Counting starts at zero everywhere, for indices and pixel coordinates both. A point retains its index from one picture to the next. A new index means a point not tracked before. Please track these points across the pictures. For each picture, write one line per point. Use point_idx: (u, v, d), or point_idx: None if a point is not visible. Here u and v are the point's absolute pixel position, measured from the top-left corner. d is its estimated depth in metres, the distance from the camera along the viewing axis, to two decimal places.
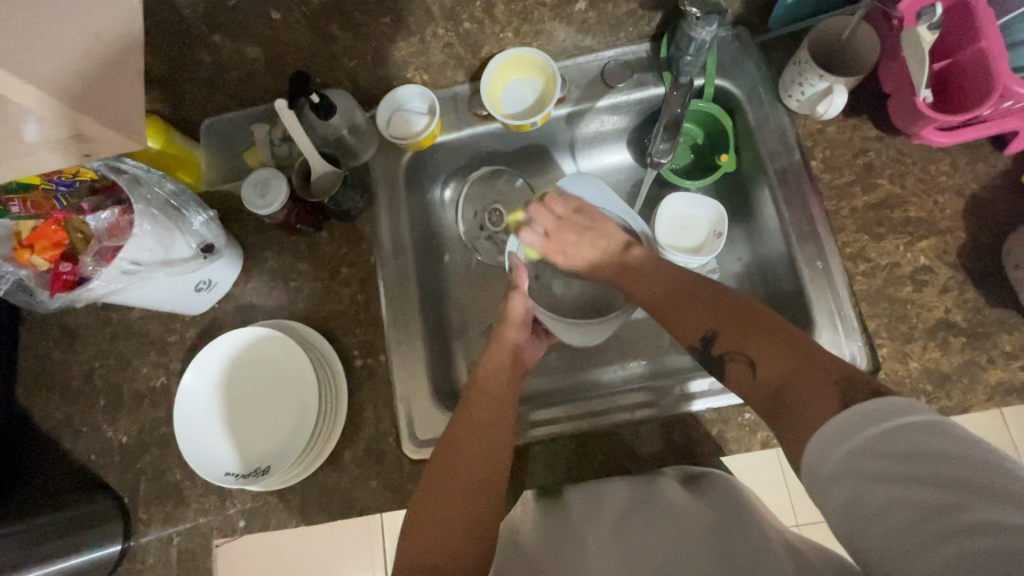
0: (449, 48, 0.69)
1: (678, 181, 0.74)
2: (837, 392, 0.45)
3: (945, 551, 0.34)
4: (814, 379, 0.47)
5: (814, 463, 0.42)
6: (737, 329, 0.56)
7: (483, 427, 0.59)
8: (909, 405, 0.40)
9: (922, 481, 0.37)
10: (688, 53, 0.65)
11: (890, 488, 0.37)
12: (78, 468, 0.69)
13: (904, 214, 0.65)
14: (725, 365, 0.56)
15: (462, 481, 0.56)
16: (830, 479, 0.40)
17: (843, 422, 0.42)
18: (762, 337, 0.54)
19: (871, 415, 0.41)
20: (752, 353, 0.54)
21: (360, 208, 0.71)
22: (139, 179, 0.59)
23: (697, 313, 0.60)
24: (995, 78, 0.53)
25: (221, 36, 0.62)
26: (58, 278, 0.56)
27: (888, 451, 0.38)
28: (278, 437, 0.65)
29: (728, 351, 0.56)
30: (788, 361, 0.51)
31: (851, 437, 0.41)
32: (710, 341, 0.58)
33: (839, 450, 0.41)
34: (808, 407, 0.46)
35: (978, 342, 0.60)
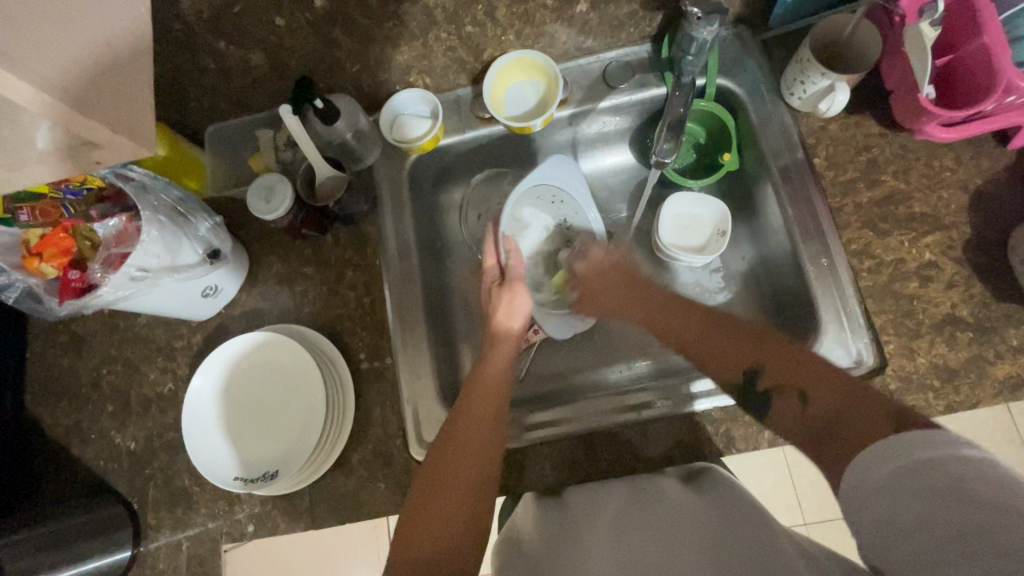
0: (451, 51, 0.69)
1: (681, 182, 0.74)
2: (886, 414, 0.41)
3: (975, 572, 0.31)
4: (866, 409, 0.42)
5: (861, 470, 0.39)
6: (783, 359, 0.53)
7: (478, 435, 0.57)
8: (942, 436, 0.36)
9: (948, 500, 0.33)
10: (689, 53, 0.65)
11: (913, 506, 0.35)
12: (87, 474, 0.69)
13: (908, 210, 0.65)
14: (771, 401, 0.52)
15: (453, 491, 0.54)
16: (877, 491, 0.37)
17: (882, 447, 0.38)
18: (812, 368, 0.50)
19: (897, 442, 0.38)
20: (803, 384, 0.49)
21: (364, 212, 0.72)
22: (145, 186, 0.59)
23: (737, 346, 0.57)
24: (999, 72, 0.53)
25: (227, 42, 0.63)
26: (67, 286, 0.56)
27: (918, 476, 0.35)
28: (285, 442, 0.65)
29: (776, 383, 0.52)
30: (841, 398, 0.45)
31: (884, 460, 0.37)
32: (753, 374, 0.54)
33: (879, 471, 0.37)
34: (861, 429, 0.41)
35: (985, 337, 0.60)
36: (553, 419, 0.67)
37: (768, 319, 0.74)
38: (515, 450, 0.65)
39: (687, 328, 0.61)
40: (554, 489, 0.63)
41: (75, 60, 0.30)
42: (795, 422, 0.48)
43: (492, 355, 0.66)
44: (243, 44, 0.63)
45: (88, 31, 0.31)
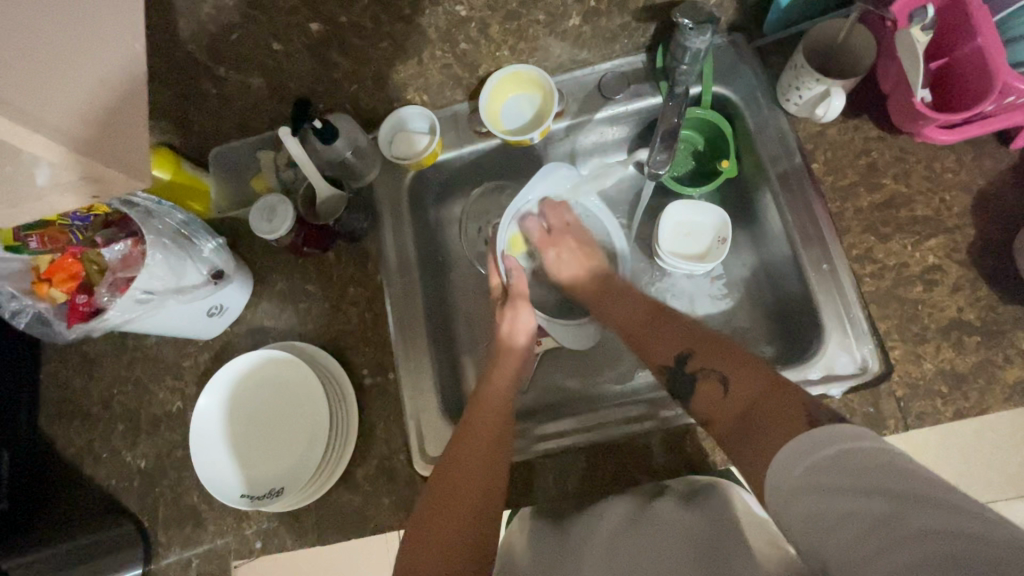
0: (446, 68, 0.70)
1: (680, 190, 0.74)
2: (795, 408, 0.47)
3: (901, 560, 0.33)
4: (777, 406, 0.49)
5: (775, 478, 0.43)
6: (710, 350, 0.60)
7: (475, 448, 0.58)
8: (858, 432, 0.41)
9: (874, 491, 0.37)
10: (683, 63, 0.66)
11: (841, 499, 0.38)
12: (99, 492, 0.70)
13: (910, 213, 0.64)
14: (697, 382, 0.59)
15: (455, 502, 0.56)
16: (793, 491, 0.41)
17: (811, 438, 0.43)
18: (732, 360, 0.58)
19: (817, 437, 0.42)
20: (725, 373, 0.57)
21: (365, 228, 0.73)
22: (149, 211, 0.60)
23: (668, 340, 0.63)
24: (993, 74, 0.52)
25: (227, 68, 0.65)
26: (76, 309, 0.58)
27: (846, 469, 0.39)
28: (291, 458, 0.66)
29: (702, 367, 0.59)
30: (757, 391, 0.52)
31: (817, 451, 0.41)
32: (684, 362, 0.60)
33: (802, 465, 0.42)
34: (778, 421, 0.47)
35: (993, 341, 0.59)
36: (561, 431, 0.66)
37: (770, 326, 0.73)
38: (521, 462, 0.65)
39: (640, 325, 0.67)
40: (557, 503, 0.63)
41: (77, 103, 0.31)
42: (721, 409, 0.55)
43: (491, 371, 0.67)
44: (242, 69, 0.65)
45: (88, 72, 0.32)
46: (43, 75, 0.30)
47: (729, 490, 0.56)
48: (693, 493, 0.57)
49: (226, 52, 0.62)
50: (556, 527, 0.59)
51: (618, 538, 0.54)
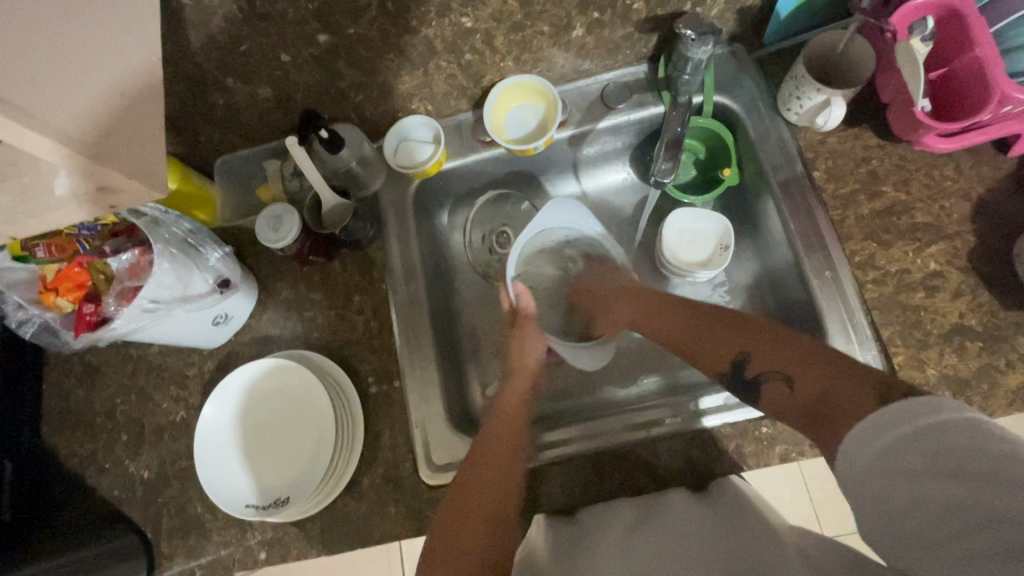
0: (452, 78, 0.70)
1: (680, 198, 0.75)
2: (872, 394, 0.41)
3: (975, 545, 0.33)
4: (845, 394, 0.43)
5: (846, 456, 0.40)
6: (766, 347, 0.54)
7: (501, 452, 0.59)
8: (935, 401, 0.38)
9: (947, 474, 0.35)
10: (685, 72, 0.67)
11: (913, 485, 0.36)
12: (103, 503, 0.70)
13: (910, 220, 0.65)
14: (762, 386, 0.53)
15: (478, 502, 0.55)
16: (859, 476, 0.39)
17: (875, 420, 0.39)
18: (792, 347, 0.52)
19: (893, 413, 0.39)
20: (790, 369, 0.50)
21: (371, 236, 0.73)
22: (157, 220, 0.60)
23: (718, 336, 0.59)
24: (992, 84, 0.53)
25: (234, 79, 0.64)
26: (81, 319, 0.57)
27: (913, 451, 0.37)
28: (296, 468, 0.66)
29: (763, 370, 0.53)
30: (823, 379, 0.46)
31: (876, 436, 0.39)
32: (739, 367, 0.55)
33: (869, 449, 0.39)
34: (849, 407, 0.42)
35: (995, 347, 0.60)
36: (570, 437, 0.66)
37: None
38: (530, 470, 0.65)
39: (678, 322, 0.64)
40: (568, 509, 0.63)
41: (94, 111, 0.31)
42: (789, 406, 0.49)
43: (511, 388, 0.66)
44: (250, 81, 0.65)
45: (101, 81, 0.32)
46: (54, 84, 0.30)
47: (730, 480, 0.59)
48: (707, 493, 0.59)
49: (232, 65, 0.62)
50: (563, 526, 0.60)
51: (635, 532, 0.54)
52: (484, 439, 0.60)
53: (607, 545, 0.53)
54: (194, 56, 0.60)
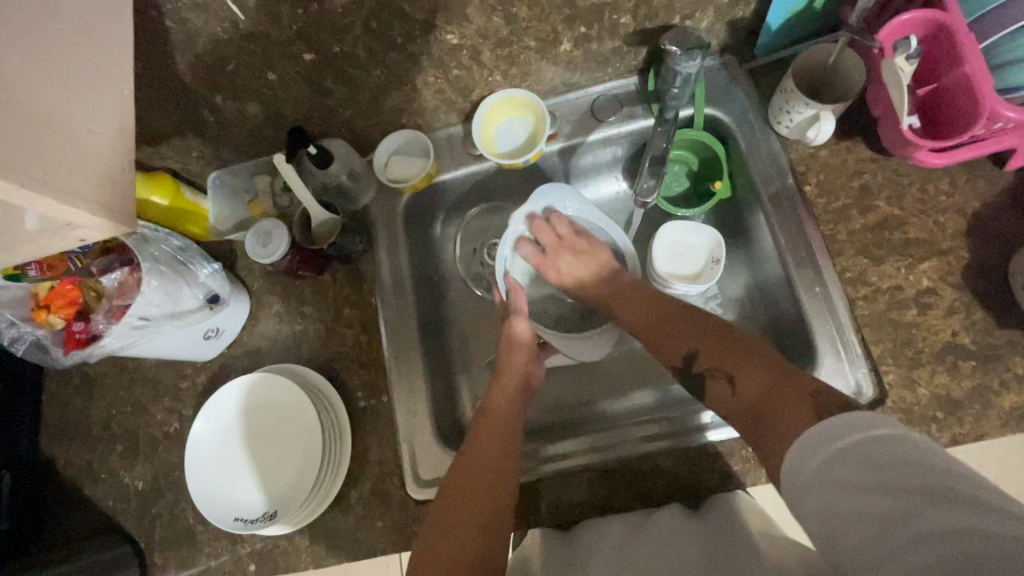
0: (440, 93, 0.70)
1: (673, 211, 0.74)
2: (810, 406, 0.47)
3: (916, 558, 0.33)
4: (784, 402, 0.49)
5: (793, 468, 0.42)
6: (715, 348, 0.60)
7: (490, 454, 0.60)
8: (876, 419, 0.40)
9: (889, 487, 0.36)
10: (674, 86, 0.66)
11: (857, 495, 0.37)
12: (98, 512, 0.71)
13: (904, 235, 0.64)
14: (705, 381, 0.59)
15: (468, 511, 0.56)
16: (807, 489, 0.40)
17: (816, 435, 0.42)
18: (739, 358, 0.57)
19: (833, 428, 0.41)
20: (732, 372, 0.57)
21: (361, 250, 0.74)
22: (146, 239, 0.61)
23: (680, 336, 0.63)
24: (979, 102, 0.52)
25: (223, 97, 0.65)
26: (73, 337, 0.59)
27: (850, 462, 0.39)
28: (284, 482, 0.66)
29: (708, 367, 0.59)
30: (770, 381, 0.52)
31: (819, 449, 0.41)
32: (690, 362, 0.61)
33: (814, 460, 0.41)
34: (786, 414, 0.48)
35: (988, 366, 0.59)
36: (565, 452, 0.66)
37: None
38: (525, 484, 0.65)
39: (658, 319, 0.66)
40: (570, 514, 0.63)
41: (94, 164, 0.32)
42: (733, 406, 0.55)
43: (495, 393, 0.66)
44: (239, 98, 0.66)
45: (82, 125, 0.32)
46: (50, 145, 0.30)
47: (740, 495, 0.58)
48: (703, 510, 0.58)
49: (220, 83, 0.63)
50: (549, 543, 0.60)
51: (628, 543, 0.54)
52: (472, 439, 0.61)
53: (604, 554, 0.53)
54: (182, 76, 0.61)
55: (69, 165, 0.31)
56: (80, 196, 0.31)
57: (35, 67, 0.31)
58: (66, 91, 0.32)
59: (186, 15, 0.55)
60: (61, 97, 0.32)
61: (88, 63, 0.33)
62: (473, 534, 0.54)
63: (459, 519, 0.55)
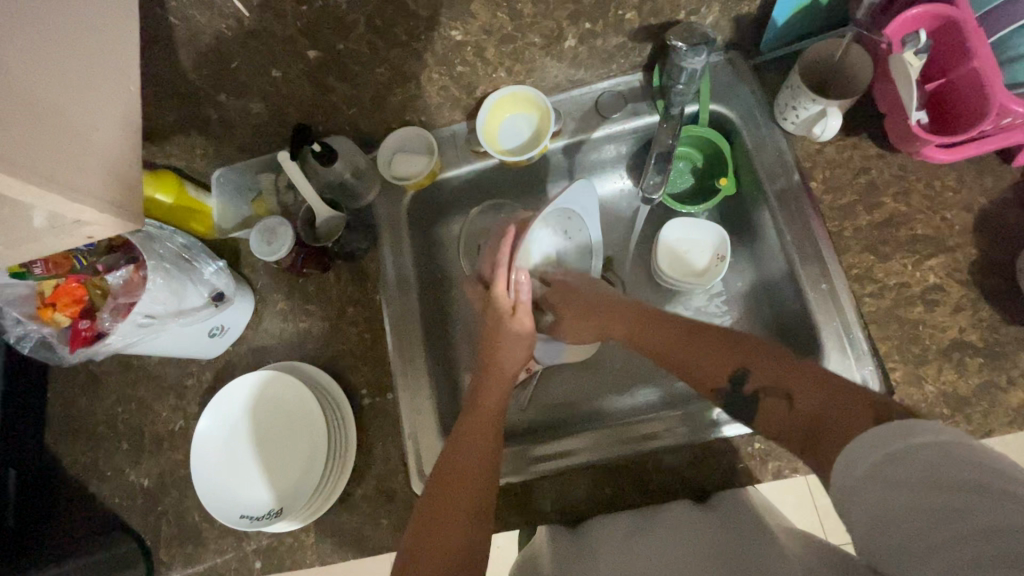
0: (444, 90, 0.70)
1: (677, 207, 0.74)
2: (868, 413, 0.44)
3: (966, 554, 0.33)
4: (846, 408, 0.46)
5: (845, 465, 0.41)
6: (766, 364, 0.56)
7: (484, 449, 0.59)
8: (927, 424, 0.38)
9: (940, 487, 0.36)
10: (679, 82, 0.65)
11: (907, 495, 0.37)
12: (104, 510, 0.71)
13: (910, 232, 0.63)
14: (760, 404, 0.55)
15: (457, 508, 0.56)
16: (855, 487, 0.39)
17: (869, 437, 0.40)
18: (800, 376, 0.53)
19: (894, 428, 0.39)
20: (791, 390, 0.52)
21: (365, 248, 0.73)
22: (152, 237, 0.61)
23: (707, 357, 0.60)
24: (989, 96, 0.52)
25: (227, 95, 0.65)
26: (78, 334, 0.59)
27: (901, 465, 0.37)
28: (290, 480, 0.66)
29: (761, 386, 0.55)
30: (822, 399, 0.48)
31: (877, 447, 0.39)
32: (743, 376, 0.57)
33: (868, 457, 0.39)
34: (845, 426, 0.44)
35: (995, 363, 0.58)
36: (562, 450, 0.66)
37: None
38: (518, 483, 0.65)
39: (677, 340, 0.63)
40: (578, 511, 0.63)
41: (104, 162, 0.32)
42: (787, 426, 0.51)
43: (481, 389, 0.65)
44: (242, 96, 0.65)
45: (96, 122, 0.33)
46: (60, 144, 0.30)
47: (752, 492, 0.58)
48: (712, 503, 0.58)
49: (224, 81, 0.63)
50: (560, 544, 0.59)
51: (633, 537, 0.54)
52: (459, 434, 0.61)
53: (607, 551, 0.53)
54: (186, 73, 0.61)
55: (78, 165, 0.31)
56: (92, 196, 0.31)
57: (43, 62, 0.30)
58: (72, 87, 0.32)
59: (190, 12, 0.55)
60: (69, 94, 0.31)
61: (91, 56, 0.33)
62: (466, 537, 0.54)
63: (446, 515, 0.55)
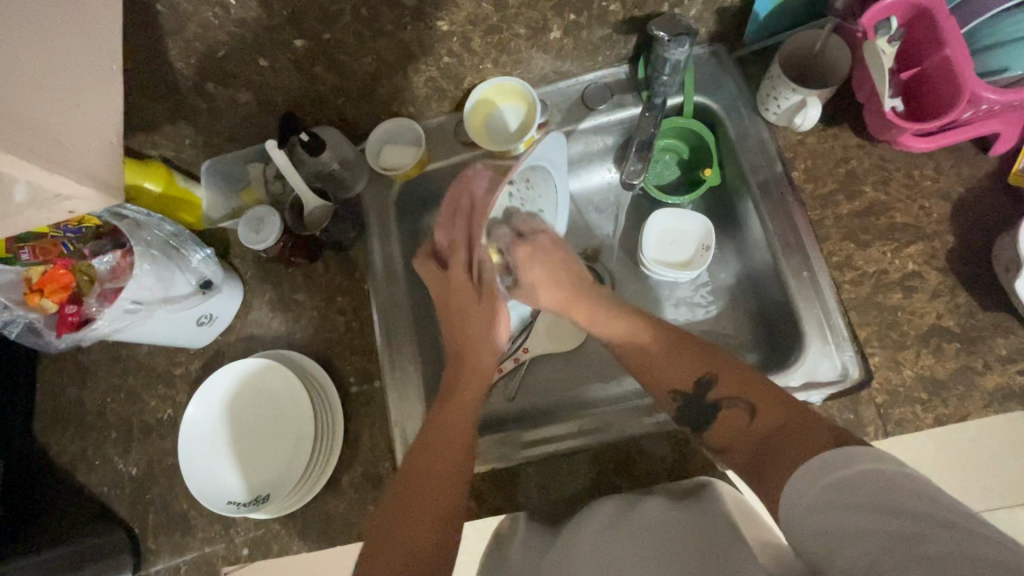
0: (431, 81, 0.71)
1: (661, 198, 0.75)
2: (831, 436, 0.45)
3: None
4: (801, 434, 0.48)
5: (792, 494, 0.42)
6: (732, 373, 0.57)
7: (454, 449, 0.59)
8: (870, 452, 0.41)
9: (888, 510, 0.37)
10: (663, 73, 0.66)
11: (856, 515, 0.38)
12: (91, 499, 0.72)
13: (890, 220, 0.64)
14: (720, 412, 0.57)
15: (428, 502, 0.56)
16: (806, 511, 0.41)
17: (808, 467, 0.43)
18: (764, 391, 0.55)
19: (831, 458, 0.42)
20: (753, 403, 0.54)
21: (352, 238, 0.74)
22: (138, 223, 0.61)
23: (680, 360, 0.60)
24: (961, 83, 0.53)
25: (215, 84, 0.65)
26: (64, 320, 0.60)
27: (847, 489, 0.39)
28: (276, 466, 0.67)
29: (724, 397, 0.56)
30: (781, 417, 0.51)
31: (819, 475, 0.41)
32: (703, 388, 0.58)
33: (814, 487, 0.41)
34: (793, 450, 0.46)
35: (972, 348, 0.59)
36: (545, 440, 0.67)
37: (753, 334, 0.74)
38: (505, 469, 0.65)
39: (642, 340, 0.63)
40: (565, 505, 0.63)
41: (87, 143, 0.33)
42: (738, 437, 0.54)
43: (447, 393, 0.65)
44: (230, 86, 0.66)
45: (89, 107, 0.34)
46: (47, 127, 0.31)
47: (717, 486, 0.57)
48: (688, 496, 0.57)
49: (213, 70, 0.63)
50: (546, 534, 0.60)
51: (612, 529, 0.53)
52: (433, 427, 0.61)
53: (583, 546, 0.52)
54: (174, 62, 0.62)
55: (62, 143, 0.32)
56: (72, 171, 0.32)
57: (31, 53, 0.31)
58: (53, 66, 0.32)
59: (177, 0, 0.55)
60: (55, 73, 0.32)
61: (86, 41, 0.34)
62: (432, 539, 0.54)
63: (411, 509, 0.55)
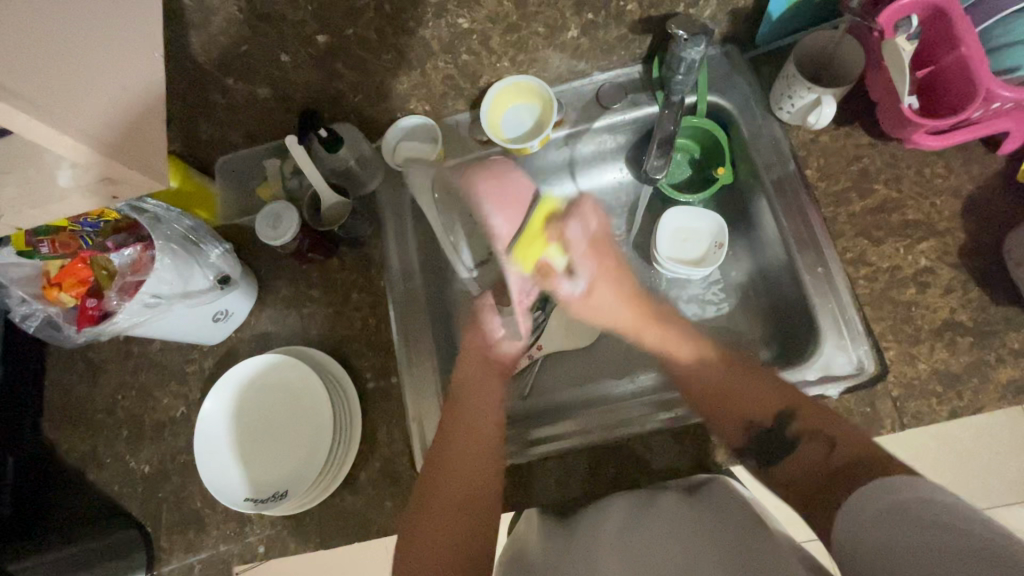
0: (448, 79, 0.71)
1: (675, 196, 0.76)
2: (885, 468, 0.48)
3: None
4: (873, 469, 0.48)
5: (850, 514, 0.45)
6: (812, 409, 0.58)
7: (483, 449, 0.61)
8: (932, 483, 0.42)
9: (933, 525, 0.38)
10: (678, 73, 0.67)
11: (903, 531, 0.39)
12: (103, 497, 0.70)
13: (902, 217, 0.66)
14: (798, 445, 0.57)
15: (452, 499, 0.58)
16: (864, 524, 0.43)
17: (869, 491, 0.45)
18: (832, 421, 0.56)
19: (891, 484, 0.44)
20: (832, 437, 0.55)
21: (368, 235, 0.74)
22: (159, 217, 0.62)
23: (766, 399, 0.61)
24: (977, 81, 0.55)
25: (234, 79, 0.65)
26: (84, 313, 0.59)
27: (901, 514, 0.40)
28: (292, 462, 0.66)
29: (807, 430, 0.57)
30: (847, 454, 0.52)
31: (884, 494, 0.43)
32: (783, 423, 0.59)
33: (872, 506, 0.43)
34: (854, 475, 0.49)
35: (985, 342, 0.60)
36: (564, 433, 0.67)
37: (767, 330, 0.75)
38: (519, 465, 0.65)
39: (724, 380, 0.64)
40: (582, 501, 0.63)
41: (103, 100, 0.34)
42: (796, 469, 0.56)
43: (467, 393, 0.65)
44: (249, 81, 0.66)
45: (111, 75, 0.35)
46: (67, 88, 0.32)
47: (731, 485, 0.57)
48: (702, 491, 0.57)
49: (234, 65, 0.64)
50: (565, 524, 0.58)
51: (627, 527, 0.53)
52: (453, 426, 0.62)
53: (604, 538, 0.52)
54: (196, 56, 0.62)
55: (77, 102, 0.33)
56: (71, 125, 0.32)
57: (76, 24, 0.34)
58: (63, 29, 0.33)
59: None
60: (64, 36, 0.33)
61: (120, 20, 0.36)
62: (455, 543, 0.55)
63: (436, 517, 0.57)
